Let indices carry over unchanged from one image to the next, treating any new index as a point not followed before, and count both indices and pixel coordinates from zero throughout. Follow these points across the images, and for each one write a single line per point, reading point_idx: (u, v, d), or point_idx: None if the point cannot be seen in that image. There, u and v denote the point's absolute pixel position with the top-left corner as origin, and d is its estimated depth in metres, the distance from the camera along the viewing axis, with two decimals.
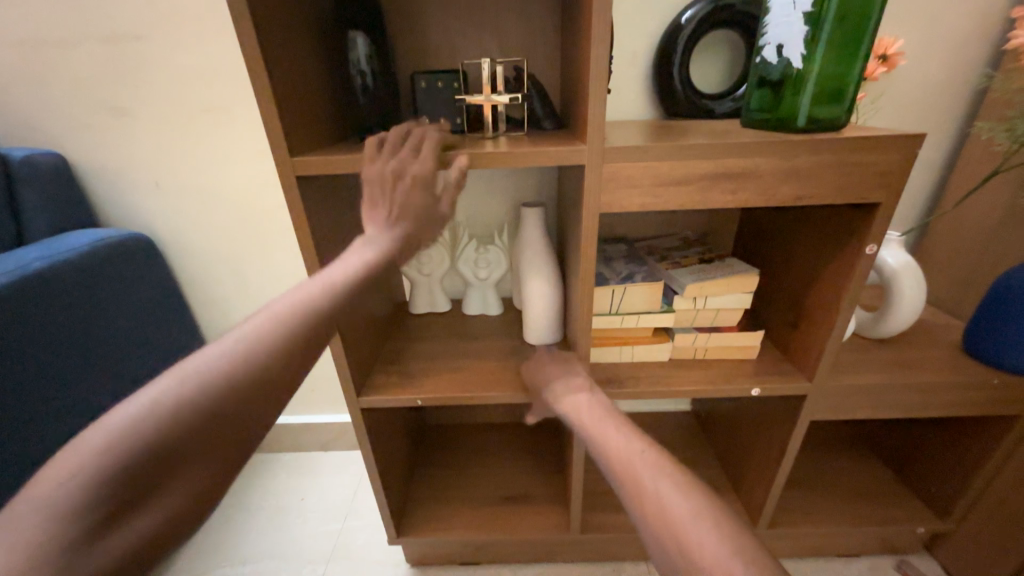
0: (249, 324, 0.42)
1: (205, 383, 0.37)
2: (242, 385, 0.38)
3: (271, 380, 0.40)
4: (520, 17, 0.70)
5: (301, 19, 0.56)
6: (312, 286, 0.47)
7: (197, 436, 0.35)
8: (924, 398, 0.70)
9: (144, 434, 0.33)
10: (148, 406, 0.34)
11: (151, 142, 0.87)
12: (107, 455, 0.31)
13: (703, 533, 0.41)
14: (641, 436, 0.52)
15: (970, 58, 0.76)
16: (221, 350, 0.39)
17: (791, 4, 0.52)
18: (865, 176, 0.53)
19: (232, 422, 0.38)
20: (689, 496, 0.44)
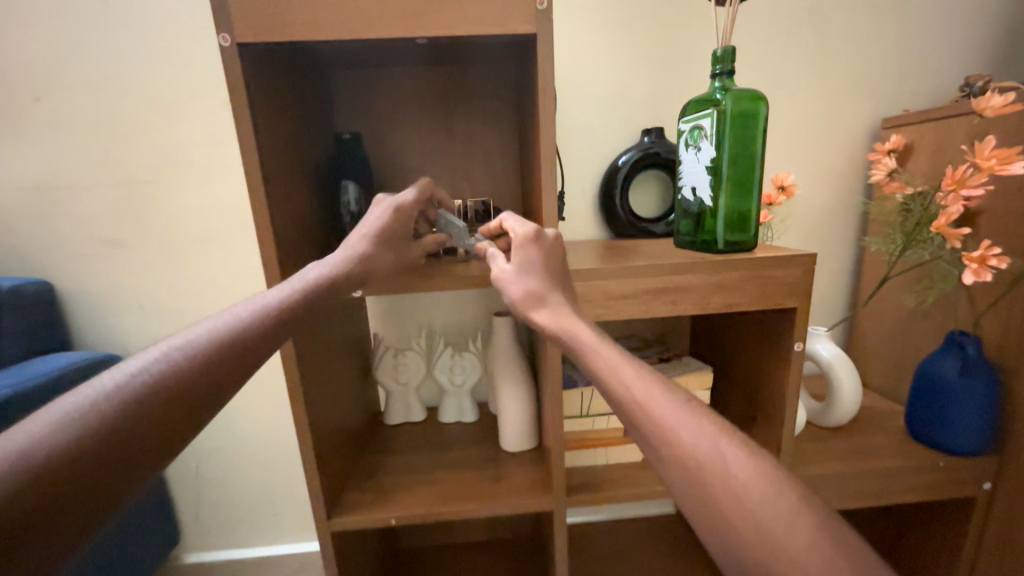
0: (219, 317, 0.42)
1: (168, 365, 0.35)
2: (204, 365, 0.37)
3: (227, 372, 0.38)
4: (487, 163, 0.84)
5: (302, 173, 0.66)
6: (285, 285, 0.48)
7: (158, 410, 0.33)
8: (883, 485, 0.73)
9: (97, 413, 0.31)
10: (107, 387, 0.32)
11: (142, 269, 0.93)
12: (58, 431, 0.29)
13: (732, 463, 0.32)
14: (642, 364, 0.43)
15: (849, 187, 0.95)
16: (188, 336, 0.39)
17: (696, 160, 0.66)
18: (779, 286, 0.63)
19: (186, 395, 0.35)
20: (704, 417, 0.36)
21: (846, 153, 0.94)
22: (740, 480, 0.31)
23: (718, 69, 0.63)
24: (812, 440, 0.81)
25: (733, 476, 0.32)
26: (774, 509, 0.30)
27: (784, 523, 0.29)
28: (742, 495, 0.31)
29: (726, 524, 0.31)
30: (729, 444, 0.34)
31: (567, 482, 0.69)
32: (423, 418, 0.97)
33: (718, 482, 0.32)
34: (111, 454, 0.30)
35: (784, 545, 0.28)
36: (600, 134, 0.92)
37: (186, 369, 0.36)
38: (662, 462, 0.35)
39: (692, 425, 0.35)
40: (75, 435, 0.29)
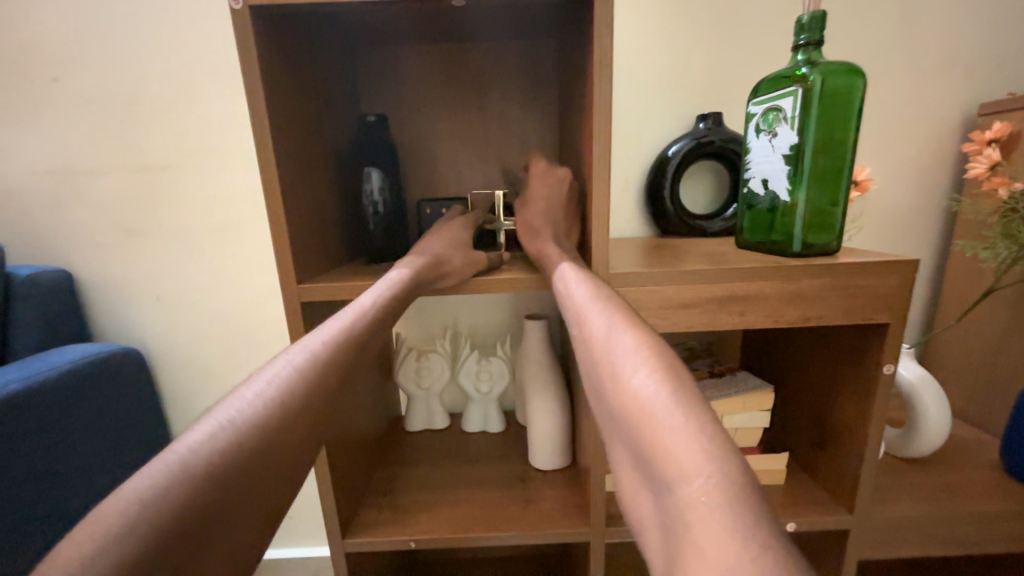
0: (282, 360, 0.36)
1: (247, 430, 0.29)
2: (279, 428, 0.32)
3: (296, 429, 0.33)
4: (522, 152, 0.77)
5: (321, 158, 0.60)
6: (343, 316, 0.42)
7: (241, 483, 0.28)
8: (980, 532, 0.62)
9: (189, 486, 0.25)
10: (182, 457, 0.26)
11: (161, 260, 0.89)
12: (146, 519, 0.23)
13: (623, 348, 0.32)
14: (596, 284, 0.43)
15: (935, 184, 0.83)
16: (253, 390, 0.32)
17: (771, 148, 0.57)
18: (870, 299, 0.53)
19: (264, 466, 0.30)
20: (645, 343, 0.32)
21: (932, 143, 0.82)
22: (623, 359, 0.31)
23: (803, 38, 0.53)
24: (886, 473, 0.71)
25: (617, 359, 0.32)
26: (643, 378, 0.29)
27: (645, 390, 0.28)
28: (621, 373, 0.30)
29: (614, 404, 0.30)
30: (631, 334, 0.33)
31: (607, 512, 0.61)
32: (446, 425, 0.91)
33: (608, 363, 0.32)
34: (203, 540, 0.26)
35: (640, 411, 0.27)
36: (647, 119, 0.83)
37: (262, 434, 0.30)
38: (585, 361, 0.37)
39: (605, 326, 0.36)
40: (190, 502, 0.25)
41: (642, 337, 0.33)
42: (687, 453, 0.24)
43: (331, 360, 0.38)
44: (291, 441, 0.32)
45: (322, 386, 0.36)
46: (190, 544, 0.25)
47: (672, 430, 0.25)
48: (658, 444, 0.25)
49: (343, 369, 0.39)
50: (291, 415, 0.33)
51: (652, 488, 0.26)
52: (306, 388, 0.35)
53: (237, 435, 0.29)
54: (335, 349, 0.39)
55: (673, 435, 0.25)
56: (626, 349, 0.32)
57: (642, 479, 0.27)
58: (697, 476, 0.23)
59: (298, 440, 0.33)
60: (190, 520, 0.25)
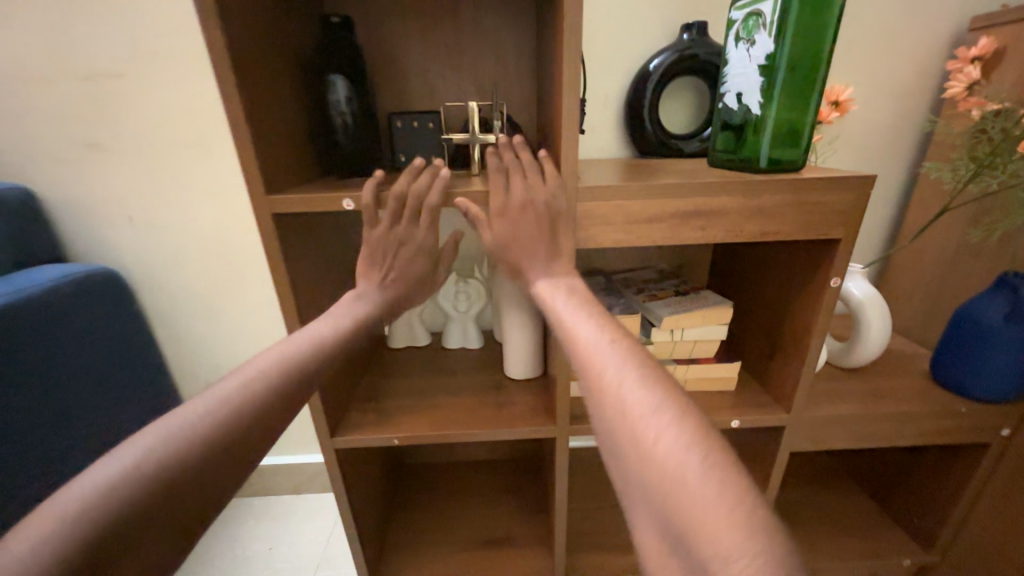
0: (237, 376, 0.44)
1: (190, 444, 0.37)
2: (226, 432, 0.40)
3: (246, 432, 0.41)
4: (498, 63, 0.73)
5: (282, 63, 0.57)
6: (298, 342, 0.50)
7: (185, 478, 0.36)
8: (897, 427, 0.71)
9: (138, 480, 0.34)
10: (134, 458, 0.35)
11: (127, 179, 0.86)
12: (94, 507, 0.31)
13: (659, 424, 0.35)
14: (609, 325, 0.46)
15: (915, 105, 0.82)
16: (205, 404, 0.40)
17: (748, 58, 0.55)
18: (825, 214, 0.55)
19: (210, 463, 0.38)
20: (664, 398, 0.36)
21: (919, 61, 0.80)
22: (644, 420, 0.35)
23: None
24: (827, 380, 0.78)
25: (639, 421, 0.35)
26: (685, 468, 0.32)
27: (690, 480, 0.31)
28: (645, 435, 0.34)
29: (639, 467, 0.34)
30: (642, 387, 0.37)
31: (571, 413, 0.68)
32: (427, 342, 0.95)
33: (628, 420, 0.36)
34: (146, 525, 0.34)
35: (672, 481, 0.31)
36: (630, 29, 0.78)
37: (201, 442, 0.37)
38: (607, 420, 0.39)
39: (618, 375, 0.39)
40: (136, 492, 0.33)
41: (657, 391, 0.37)
42: (727, 533, 0.28)
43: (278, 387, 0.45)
44: (238, 444, 0.40)
45: (272, 400, 0.44)
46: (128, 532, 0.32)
47: (706, 505, 0.29)
48: (694, 520, 0.29)
49: (295, 387, 0.47)
50: (237, 421, 0.41)
51: (686, 557, 0.30)
52: (253, 399, 0.43)
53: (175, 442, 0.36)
54: (284, 368, 0.47)
55: (710, 510, 0.29)
56: (646, 405, 0.36)
57: (673, 545, 0.31)
58: (739, 562, 0.27)
59: (245, 443, 0.41)
60: (135, 508, 0.33)
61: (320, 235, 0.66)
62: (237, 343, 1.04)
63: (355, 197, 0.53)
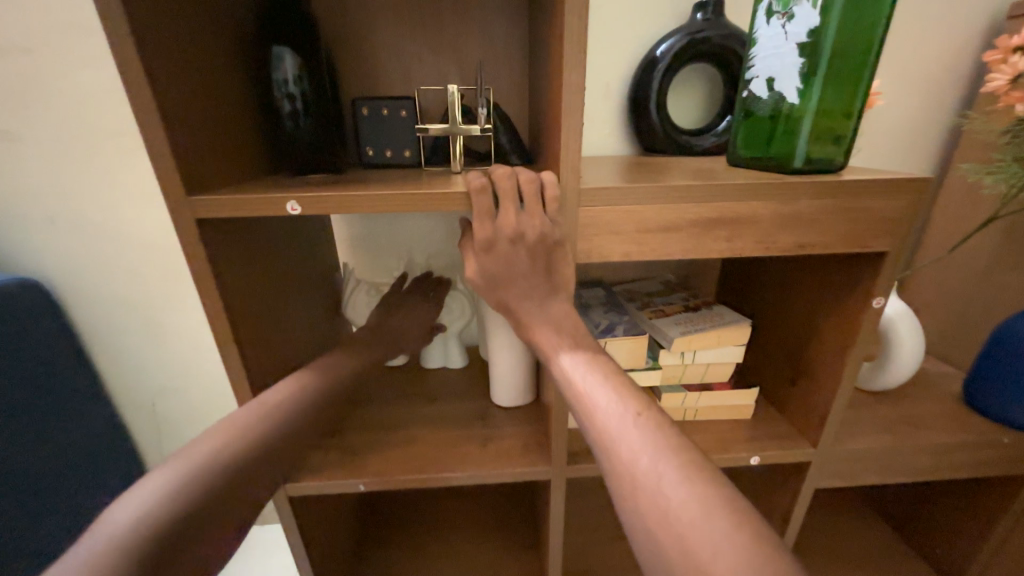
0: (162, 474, 0.40)
1: (146, 541, 0.35)
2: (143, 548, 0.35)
3: (171, 543, 0.36)
4: (484, 43, 0.63)
5: (213, 32, 0.46)
6: (238, 420, 0.46)
7: None
8: (933, 461, 0.63)
9: None
10: None
11: (47, 174, 0.74)
12: None
13: (691, 508, 0.31)
14: (612, 377, 0.43)
15: (944, 101, 0.75)
16: (123, 516, 0.36)
17: (783, 35, 0.46)
18: (871, 223, 0.47)
19: None
20: (708, 493, 0.32)
21: (951, 51, 0.72)
22: (693, 529, 0.30)
23: None
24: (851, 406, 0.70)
25: (686, 529, 0.31)
26: (727, 563, 0.28)
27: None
28: (695, 548, 0.30)
29: None
30: (682, 481, 0.33)
31: (568, 451, 0.58)
32: (404, 361, 0.85)
33: (670, 526, 0.32)
34: None
35: None
36: (635, 8, 0.69)
37: (157, 535, 0.36)
38: (621, 501, 0.35)
39: (652, 464, 0.34)
40: None
41: (699, 485, 0.32)
42: None
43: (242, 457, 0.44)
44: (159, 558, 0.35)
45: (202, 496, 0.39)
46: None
47: None
48: None
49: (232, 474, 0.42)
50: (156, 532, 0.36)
51: None
52: (180, 502, 0.38)
53: (128, 541, 0.35)
54: (220, 456, 0.42)
55: None
56: (688, 506, 0.31)
57: None
58: None
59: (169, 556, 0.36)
60: None
61: (266, 243, 0.55)
62: (188, 361, 0.92)
63: (302, 199, 0.43)
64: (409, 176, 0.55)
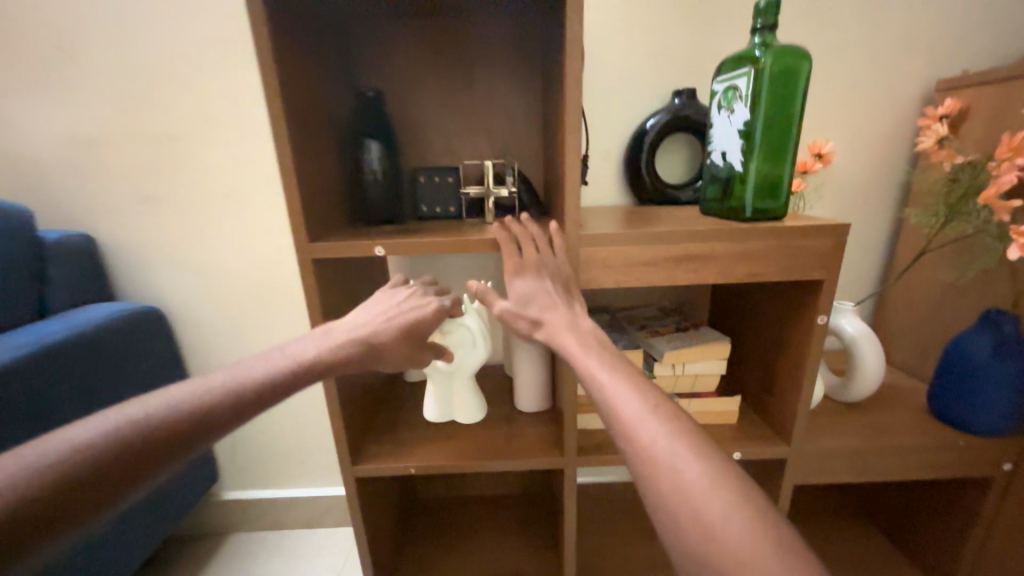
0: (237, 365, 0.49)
1: (163, 418, 0.42)
2: (195, 412, 0.43)
3: (215, 414, 0.44)
4: (510, 124, 0.83)
5: (325, 132, 0.66)
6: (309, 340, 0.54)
7: (144, 444, 0.40)
8: (898, 461, 0.73)
9: (108, 438, 0.39)
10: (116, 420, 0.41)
11: (175, 226, 0.96)
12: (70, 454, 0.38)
13: (703, 487, 0.38)
14: (631, 373, 0.50)
15: (893, 157, 0.90)
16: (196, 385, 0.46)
17: (729, 123, 0.63)
18: (807, 258, 0.61)
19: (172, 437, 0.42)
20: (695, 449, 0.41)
21: (893, 118, 0.88)
22: (684, 469, 0.40)
23: (760, 22, 0.59)
24: (827, 414, 0.81)
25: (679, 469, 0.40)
26: (735, 536, 0.35)
27: (744, 549, 0.35)
28: (684, 482, 0.39)
29: (672, 506, 0.39)
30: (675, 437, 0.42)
31: (579, 444, 0.71)
32: None
33: (665, 466, 0.41)
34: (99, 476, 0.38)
35: (713, 526, 0.36)
36: (627, 93, 0.88)
37: (219, 400, 0.45)
38: (641, 476, 0.42)
39: (651, 423, 0.44)
40: (101, 449, 0.39)
41: (687, 442, 0.42)
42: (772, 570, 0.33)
43: (262, 380, 0.48)
44: (200, 425, 0.43)
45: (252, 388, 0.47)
46: (86, 491, 0.37)
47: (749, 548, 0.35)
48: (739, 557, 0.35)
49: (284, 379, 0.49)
50: (205, 405, 0.44)
51: None
52: (233, 388, 0.46)
53: (202, 395, 0.45)
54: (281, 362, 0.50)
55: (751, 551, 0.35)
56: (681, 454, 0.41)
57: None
58: None
59: (207, 426, 0.44)
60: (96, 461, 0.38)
61: (347, 277, 0.73)
62: None
63: (385, 245, 0.61)
64: (454, 226, 0.73)
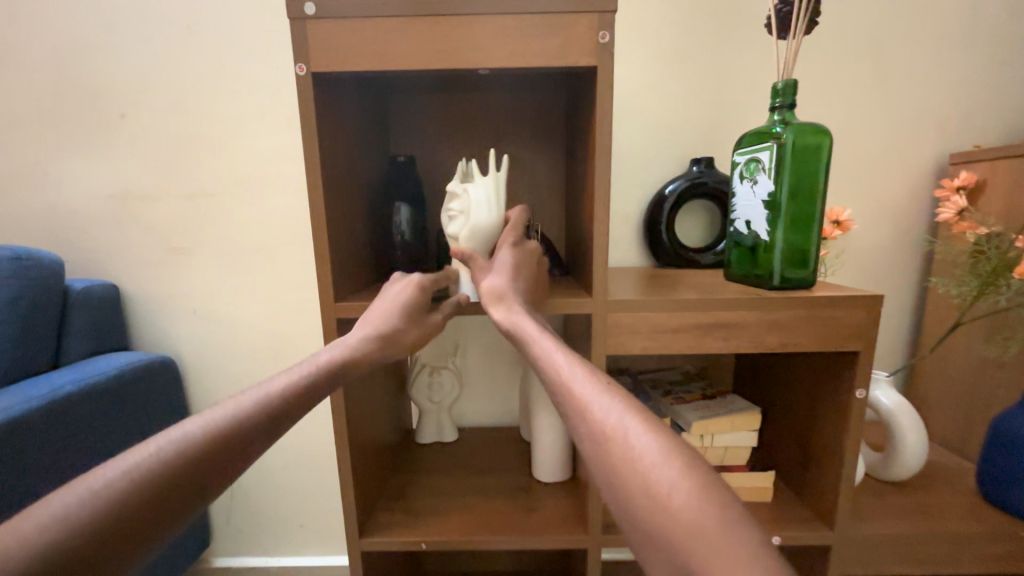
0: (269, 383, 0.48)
1: (198, 444, 0.40)
2: (230, 439, 0.42)
3: (250, 435, 0.43)
4: (533, 189, 0.85)
5: (359, 194, 0.69)
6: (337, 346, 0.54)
7: (185, 477, 0.38)
8: (954, 551, 0.66)
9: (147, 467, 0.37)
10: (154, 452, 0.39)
11: (199, 277, 0.98)
12: (111, 488, 0.35)
13: (652, 455, 0.36)
14: (613, 388, 0.44)
15: (912, 225, 0.90)
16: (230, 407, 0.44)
17: (753, 194, 0.65)
18: (841, 329, 0.59)
19: (210, 466, 0.40)
20: (668, 445, 0.37)
21: (909, 188, 0.89)
22: (654, 466, 0.35)
23: (778, 101, 0.62)
24: (868, 494, 0.76)
25: (652, 470, 0.35)
26: (682, 499, 0.33)
27: (690, 509, 0.32)
28: (655, 483, 0.35)
29: (645, 511, 0.34)
30: (646, 431, 0.38)
31: (604, 521, 0.66)
32: (455, 438, 0.97)
33: (636, 467, 0.36)
34: (144, 513, 0.36)
35: (688, 530, 0.32)
36: (646, 161, 0.91)
37: (255, 422, 0.44)
38: (593, 449, 0.40)
39: (621, 423, 0.40)
40: (137, 482, 0.36)
41: (661, 438, 0.37)
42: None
43: (249, 420, 0.44)
44: (238, 449, 0.42)
45: (289, 403, 0.47)
46: (133, 529, 0.35)
47: (725, 547, 0.30)
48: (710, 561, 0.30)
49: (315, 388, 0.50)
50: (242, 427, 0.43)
51: None
52: (267, 407, 0.45)
53: (238, 419, 0.43)
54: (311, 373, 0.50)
55: (726, 554, 0.30)
56: (652, 451, 0.37)
57: None
58: None
59: (245, 448, 0.43)
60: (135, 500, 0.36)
61: None
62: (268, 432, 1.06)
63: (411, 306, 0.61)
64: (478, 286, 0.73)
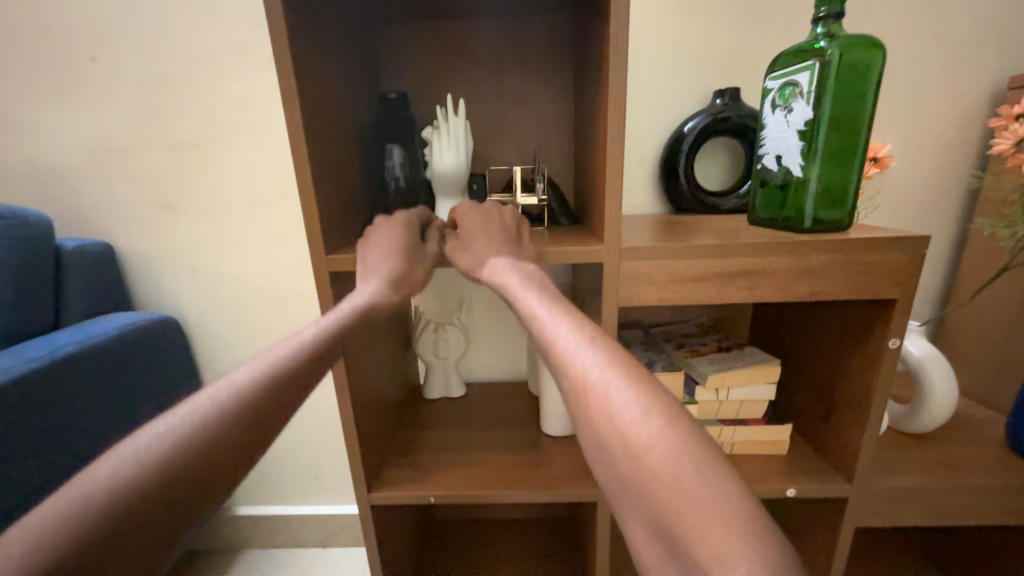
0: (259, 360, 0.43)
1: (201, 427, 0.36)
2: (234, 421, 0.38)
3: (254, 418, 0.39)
4: (539, 129, 0.78)
5: (347, 136, 0.63)
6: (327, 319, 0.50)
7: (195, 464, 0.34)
8: (980, 503, 0.64)
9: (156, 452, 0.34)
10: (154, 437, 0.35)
11: (193, 233, 0.94)
12: (122, 479, 0.32)
13: (631, 411, 0.32)
14: (598, 340, 0.40)
15: (959, 161, 0.82)
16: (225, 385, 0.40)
17: (786, 123, 0.57)
18: (878, 275, 0.54)
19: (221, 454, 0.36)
20: (653, 400, 0.33)
21: (960, 119, 0.80)
22: (632, 423, 0.32)
23: (823, 11, 0.54)
24: (890, 447, 0.73)
25: (630, 428, 0.32)
26: (660, 455, 0.29)
27: (666, 466, 0.29)
28: (634, 442, 0.31)
29: (627, 472, 0.31)
30: (630, 384, 0.34)
31: None
32: (462, 394, 0.95)
33: (614, 427, 0.33)
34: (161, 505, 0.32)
35: (664, 487, 0.28)
36: (663, 95, 0.82)
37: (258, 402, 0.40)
38: (577, 409, 0.37)
39: (602, 378, 0.35)
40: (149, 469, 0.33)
41: (644, 394, 0.33)
42: (723, 538, 0.25)
43: (251, 399, 0.40)
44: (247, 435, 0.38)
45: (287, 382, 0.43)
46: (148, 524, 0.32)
47: (700, 506, 0.27)
48: (687, 523, 0.27)
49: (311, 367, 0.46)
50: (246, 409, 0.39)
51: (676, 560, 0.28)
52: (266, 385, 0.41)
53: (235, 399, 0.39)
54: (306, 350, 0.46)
55: (705, 513, 0.27)
56: (634, 407, 0.33)
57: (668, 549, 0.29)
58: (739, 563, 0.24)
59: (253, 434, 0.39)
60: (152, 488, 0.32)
61: None
62: None
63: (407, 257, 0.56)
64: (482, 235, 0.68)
